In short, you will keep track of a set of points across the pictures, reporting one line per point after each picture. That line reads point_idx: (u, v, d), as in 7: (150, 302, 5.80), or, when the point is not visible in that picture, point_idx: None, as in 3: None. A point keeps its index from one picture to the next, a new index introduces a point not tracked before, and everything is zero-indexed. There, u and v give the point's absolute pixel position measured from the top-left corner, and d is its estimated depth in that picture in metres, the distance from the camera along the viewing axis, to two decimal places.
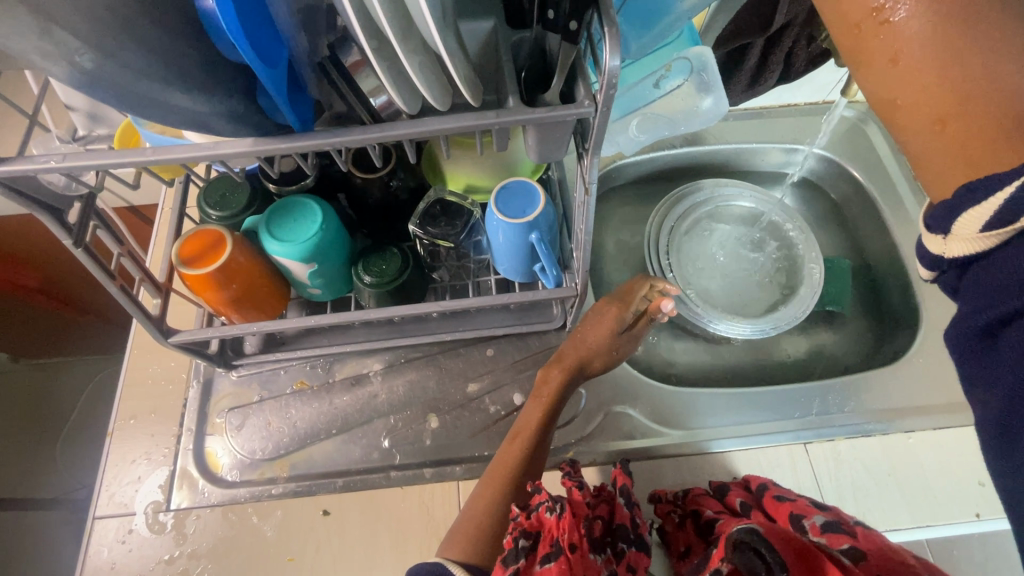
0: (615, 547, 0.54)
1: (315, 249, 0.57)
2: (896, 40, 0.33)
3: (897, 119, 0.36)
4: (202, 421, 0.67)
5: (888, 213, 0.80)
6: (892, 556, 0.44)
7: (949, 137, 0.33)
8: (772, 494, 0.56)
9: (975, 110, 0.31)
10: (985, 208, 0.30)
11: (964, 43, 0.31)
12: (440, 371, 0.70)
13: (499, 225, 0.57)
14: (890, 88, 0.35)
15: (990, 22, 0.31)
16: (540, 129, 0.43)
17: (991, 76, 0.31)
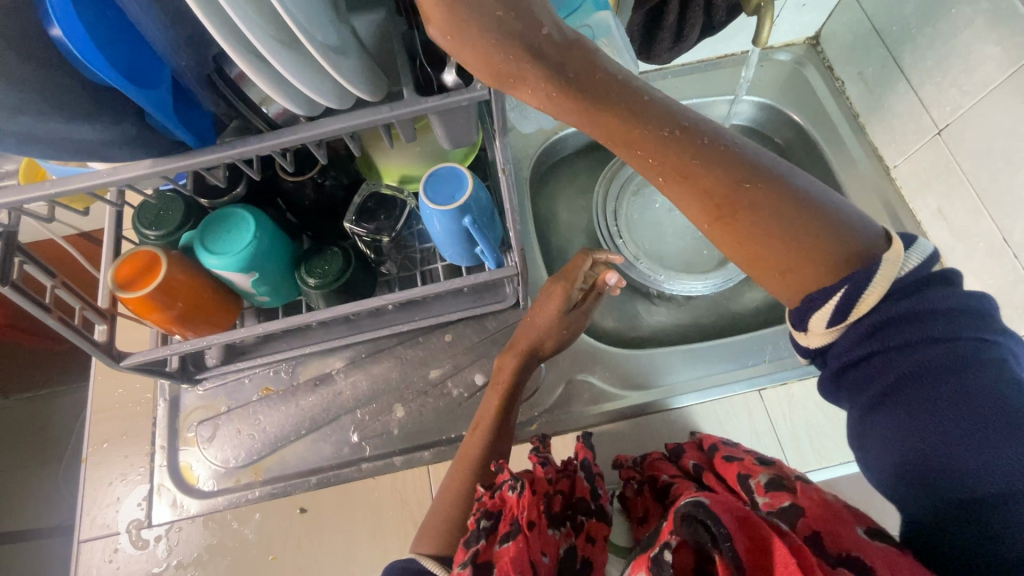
0: (575, 521, 0.56)
1: (251, 259, 0.58)
2: (754, 210, 0.38)
3: (724, 242, 0.40)
4: (173, 437, 0.68)
5: (830, 154, 0.81)
6: (831, 510, 0.42)
7: (790, 281, 0.39)
8: (722, 455, 0.56)
9: (805, 267, 0.38)
10: (828, 307, 0.38)
11: (793, 224, 0.38)
12: (401, 362, 0.71)
13: (430, 213, 0.57)
14: (728, 229, 0.39)
15: (790, 210, 0.38)
16: (442, 117, 0.43)
17: (800, 252, 0.38)
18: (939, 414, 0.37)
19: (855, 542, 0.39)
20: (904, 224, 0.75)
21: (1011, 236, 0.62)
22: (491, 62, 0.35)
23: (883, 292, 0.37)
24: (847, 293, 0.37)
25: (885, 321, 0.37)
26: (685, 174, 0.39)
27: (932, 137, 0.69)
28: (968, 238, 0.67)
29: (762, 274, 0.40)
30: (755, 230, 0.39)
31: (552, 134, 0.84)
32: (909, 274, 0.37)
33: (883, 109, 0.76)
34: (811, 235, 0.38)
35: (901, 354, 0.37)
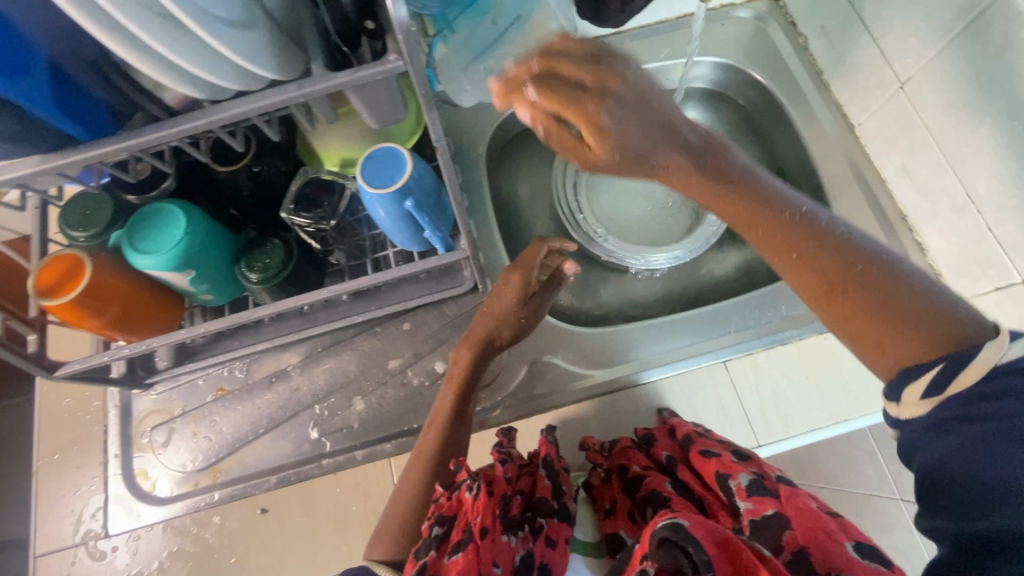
0: (534, 523, 0.53)
1: (186, 257, 0.54)
2: (859, 286, 0.38)
3: (833, 314, 0.39)
4: (127, 444, 0.66)
5: (795, 114, 0.79)
6: (818, 523, 0.43)
7: (890, 357, 0.37)
8: (698, 450, 0.55)
9: (903, 341, 0.36)
10: (927, 374, 0.36)
11: (897, 301, 0.37)
12: (359, 354, 0.69)
13: (369, 199, 0.54)
14: (828, 294, 0.39)
15: (900, 291, 0.37)
16: (361, 93, 0.40)
17: (907, 327, 0.36)
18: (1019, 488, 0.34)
19: (843, 561, 0.40)
20: (870, 184, 0.73)
21: (973, 190, 0.60)
22: (639, 151, 0.40)
23: (981, 372, 0.34)
24: (944, 368, 0.35)
25: (982, 395, 0.34)
26: (801, 249, 0.39)
27: (895, 91, 0.67)
28: (932, 194, 0.66)
29: (859, 342, 0.38)
30: (861, 304, 0.38)
31: (507, 108, 0.80)
32: (1012, 360, 0.34)
33: (846, 65, 0.74)
34: (920, 316, 0.36)
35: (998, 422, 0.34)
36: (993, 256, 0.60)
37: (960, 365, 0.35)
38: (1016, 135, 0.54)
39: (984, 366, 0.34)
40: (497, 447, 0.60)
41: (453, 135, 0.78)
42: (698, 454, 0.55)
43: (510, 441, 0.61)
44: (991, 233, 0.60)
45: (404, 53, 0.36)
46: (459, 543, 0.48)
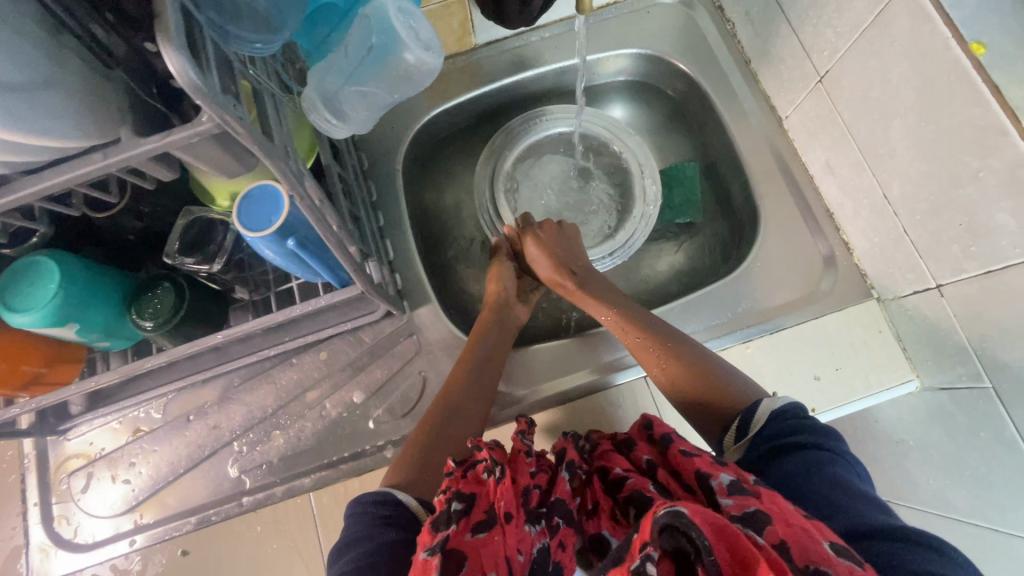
0: (550, 520, 0.50)
1: (65, 313, 0.51)
2: (678, 361, 0.61)
3: (668, 387, 0.61)
4: (46, 491, 0.65)
5: (722, 107, 0.75)
6: (798, 521, 0.41)
7: (710, 413, 0.57)
8: (679, 450, 0.54)
9: (723, 406, 0.56)
10: (730, 431, 0.54)
11: (705, 376, 0.59)
12: (276, 387, 0.67)
13: (250, 242, 0.51)
14: (681, 393, 0.60)
15: (711, 372, 0.59)
16: (190, 154, 0.37)
17: (718, 393, 0.57)
18: (833, 498, 0.45)
19: (820, 552, 0.38)
20: (797, 181, 0.71)
21: (890, 191, 0.58)
22: (579, 259, 0.72)
23: (764, 418, 0.53)
24: (743, 418, 0.54)
25: (773, 432, 0.52)
26: (634, 335, 0.64)
27: (815, 84, 0.64)
28: (854, 193, 0.63)
29: (700, 410, 0.58)
30: (681, 372, 0.60)
31: (424, 117, 0.77)
32: (780, 408, 0.53)
33: (771, 55, 0.70)
34: (718, 380, 0.58)
35: (799, 454, 0.48)
36: (911, 259, 0.59)
37: (752, 415, 0.53)
38: (924, 136, 0.52)
39: (772, 415, 0.53)
40: (516, 438, 0.61)
41: (366, 150, 0.75)
42: (679, 455, 0.54)
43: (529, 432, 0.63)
44: (907, 237, 0.58)
45: (204, 103, 0.32)
46: (483, 521, 0.48)
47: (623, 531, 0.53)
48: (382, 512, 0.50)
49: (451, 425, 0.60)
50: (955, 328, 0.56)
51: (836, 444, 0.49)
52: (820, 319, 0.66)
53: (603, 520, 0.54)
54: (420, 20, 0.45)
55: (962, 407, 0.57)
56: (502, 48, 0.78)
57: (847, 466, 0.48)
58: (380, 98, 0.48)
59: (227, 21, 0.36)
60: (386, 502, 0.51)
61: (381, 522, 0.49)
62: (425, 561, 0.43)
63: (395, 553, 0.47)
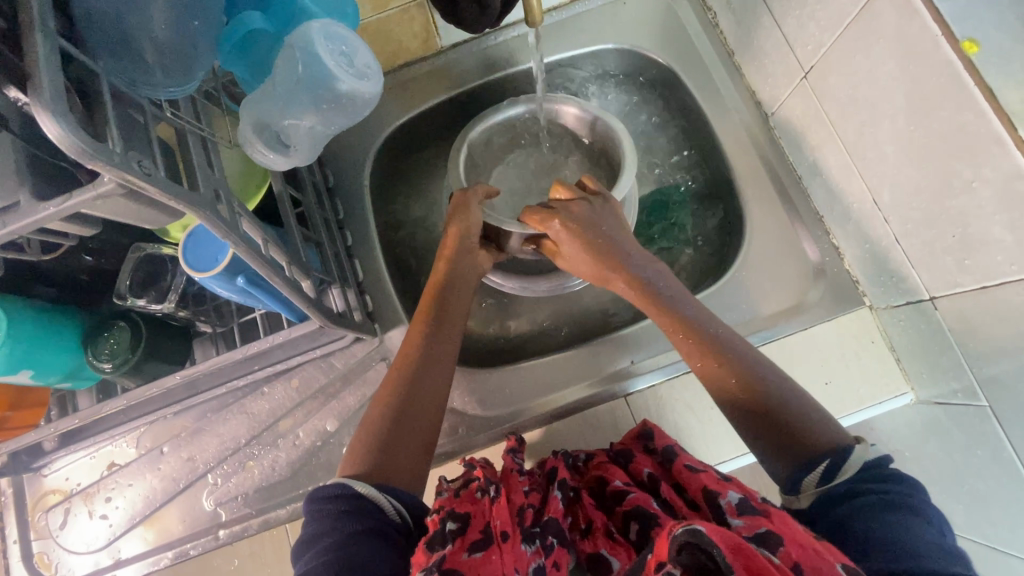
0: (544, 539, 0.47)
1: (16, 360, 0.49)
2: (757, 387, 0.47)
3: (738, 419, 0.48)
4: (25, 528, 0.65)
5: (704, 105, 0.71)
6: (810, 541, 0.38)
7: (785, 451, 0.44)
8: (682, 464, 0.53)
9: (802, 444, 0.44)
10: (816, 471, 0.43)
11: (789, 409, 0.46)
12: (249, 417, 0.66)
13: (201, 283, 0.49)
14: (753, 425, 0.46)
15: (793, 405, 0.46)
16: (105, 210, 0.33)
17: (801, 428, 0.44)
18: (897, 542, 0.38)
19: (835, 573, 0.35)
20: (784, 182, 0.67)
21: (879, 197, 0.54)
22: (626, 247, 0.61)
23: (854, 468, 0.42)
24: (830, 463, 0.42)
25: (863, 475, 0.42)
26: (709, 355, 0.50)
27: (800, 81, 0.59)
28: (843, 196, 0.60)
29: (777, 445, 0.45)
30: (765, 403, 0.46)
31: (391, 127, 0.74)
32: (870, 463, 0.43)
33: (753, 47, 0.65)
34: (803, 418, 0.45)
35: (869, 493, 0.41)
36: (903, 268, 0.55)
37: (841, 460, 0.42)
38: (914, 141, 0.47)
39: (857, 464, 0.43)
40: (508, 457, 0.60)
41: (331, 166, 0.72)
42: (683, 469, 0.52)
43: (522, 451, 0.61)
44: (899, 245, 0.54)
45: (102, 165, 0.29)
46: (480, 541, 0.47)
47: (623, 552, 0.49)
48: (337, 507, 0.44)
49: (415, 403, 0.53)
50: (949, 342, 0.53)
51: (912, 486, 0.42)
52: (808, 330, 0.63)
53: (601, 539, 0.51)
54: (351, 42, 0.42)
55: (958, 425, 0.54)
56: (470, 50, 0.74)
57: (922, 510, 0.41)
58: (321, 129, 0.45)
59: (135, 70, 0.34)
60: (343, 496, 0.45)
61: (341, 514, 0.44)
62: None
63: (352, 552, 0.42)
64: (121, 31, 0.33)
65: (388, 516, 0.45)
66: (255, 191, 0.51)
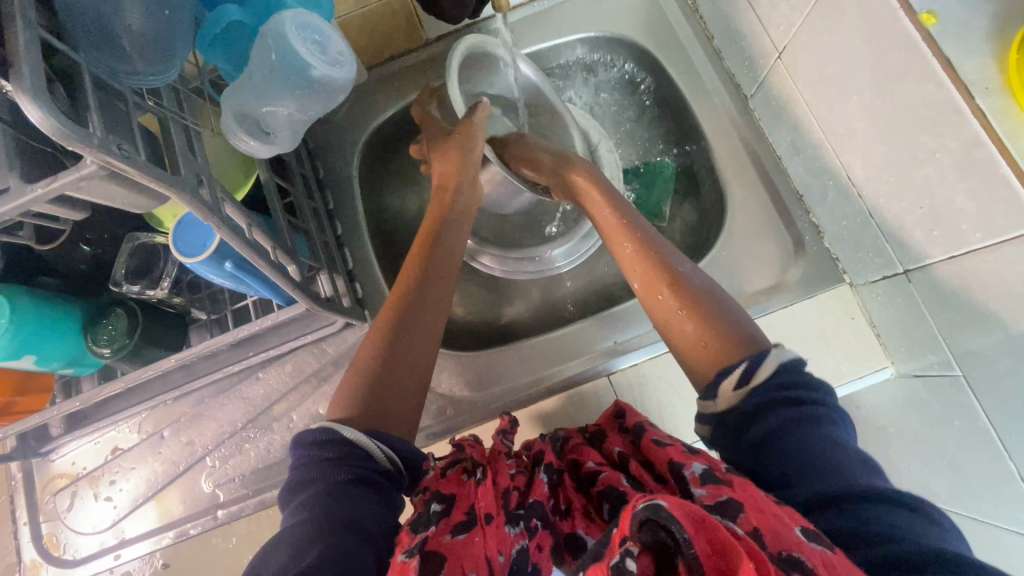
0: (527, 521, 0.46)
1: (20, 346, 0.52)
2: (683, 292, 0.51)
3: (670, 328, 0.51)
4: (34, 510, 0.68)
5: (686, 88, 0.72)
6: (771, 507, 0.36)
7: (709, 348, 0.48)
8: (651, 439, 0.52)
9: (720, 344, 0.48)
10: (734, 372, 0.45)
11: (707, 309, 0.49)
12: (244, 401, 0.68)
13: (191, 269, 0.51)
14: (685, 328, 0.50)
15: (710, 305, 0.50)
16: (91, 193, 0.35)
17: (720, 327, 0.48)
18: (811, 455, 0.40)
19: (794, 538, 0.33)
20: (763, 163, 0.68)
21: (853, 172, 0.55)
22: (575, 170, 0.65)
23: (771, 368, 0.44)
24: (747, 366, 0.44)
25: (778, 381, 0.44)
26: (643, 256, 0.55)
27: (775, 60, 0.60)
28: (819, 174, 0.60)
29: (702, 346, 0.48)
30: (690, 305, 0.50)
31: (378, 118, 0.75)
32: (791, 359, 0.45)
33: (730, 30, 0.66)
34: (722, 322, 0.49)
35: (784, 407, 0.42)
36: (877, 243, 0.56)
37: (756, 364, 0.44)
38: (881, 114, 0.48)
39: (773, 365, 0.44)
40: (498, 438, 0.60)
41: (321, 158, 0.74)
42: (651, 444, 0.52)
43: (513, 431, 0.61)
44: (872, 220, 0.55)
45: (83, 148, 0.31)
46: (464, 523, 0.45)
47: (598, 529, 0.50)
48: (327, 454, 0.45)
49: (402, 347, 0.52)
50: (923, 315, 0.53)
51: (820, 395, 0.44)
52: (787, 308, 0.64)
53: (578, 520, 0.51)
54: (326, 34, 0.44)
55: (935, 396, 0.55)
56: (455, 41, 0.75)
57: (837, 421, 0.43)
58: (299, 115, 0.47)
59: (116, 61, 0.36)
60: (331, 441, 0.45)
61: (333, 463, 0.44)
62: (403, 564, 0.40)
63: (343, 505, 0.42)
64: (101, 24, 0.35)
65: (377, 461, 0.45)
66: (242, 176, 0.52)
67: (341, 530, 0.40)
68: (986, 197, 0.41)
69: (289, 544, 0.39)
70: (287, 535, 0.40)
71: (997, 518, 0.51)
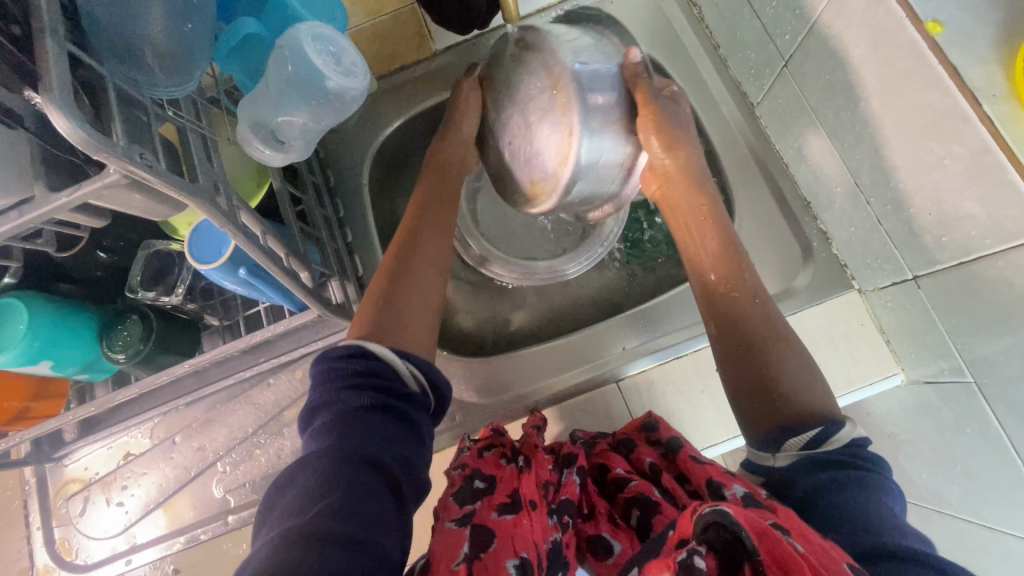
0: (560, 516, 0.49)
1: (40, 351, 0.53)
2: (772, 344, 0.51)
3: (751, 380, 0.50)
4: (47, 515, 0.68)
5: (692, 97, 0.73)
6: (812, 537, 0.36)
7: (785, 406, 0.47)
8: (687, 454, 0.53)
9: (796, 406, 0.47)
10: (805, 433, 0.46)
11: (788, 369, 0.50)
12: (255, 407, 0.69)
13: (205, 275, 0.52)
14: (767, 376, 0.49)
15: (792, 365, 0.50)
16: (112, 201, 0.36)
17: (803, 388, 0.48)
18: (865, 517, 0.41)
19: (840, 570, 0.33)
20: (770, 170, 0.68)
21: (860, 179, 0.55)
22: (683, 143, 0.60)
23: (843, 442, 0.45)
24: (823, 433, 0.45)
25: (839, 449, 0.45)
26: (728, 293, 0.54)
27: (782, 68, 0.60)
28: (826, 181, 0.61)
29: (781, 402, 0.48)
30: (774, 359, 0.50)
31: (389, 127, 0.77)
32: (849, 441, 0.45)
33: (736, 38, 0.67)
34: (805, 385, 0.49)
35: (836, 468, 0.44)
36: (886, 250, 0.56)
37: (830, 429, 0.45)
38: (888, 122, 0.49)
39: (845, 437, 0.45)
40: (532, 431, 0.61)
41: (332, 166, 0.75)
42: (688, 460, 0.52)
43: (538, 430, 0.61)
44: (881, 227, 0.55)
45: (107, 157, 0.32)
46: (508, 504, 0.49)
47: (624, 536, 0.52)
48: (348, 371, 0.45)
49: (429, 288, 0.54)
50: (933, 321, 0.53)
51: (882, 471, 0.44)
52: (796, 314, 0.64)
53: (603, 522, 0.53)
54: (338, 44, 0.45)
55: (947, 403, 0.55)
56: (466, 51, 0.77)
57: (894, 495, 0.43)
58: (313, 125, 0.48)
59: (136, 72, 0.37)
60: (356, 355, 0.45)
61: (351, 385, 0.44)
62: (455, 531, 0.46)
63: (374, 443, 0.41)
64: (125, 36, 0.37)
65: (402, 383, 0.46)
66: (253, 184, 0.53)
67: (365, 466, 0.40)
68: (995, 202, 0.42)
69: (315, 472, 0.39)
70: (313, 460, 0.40)
71: (1011, 527, 0.51)
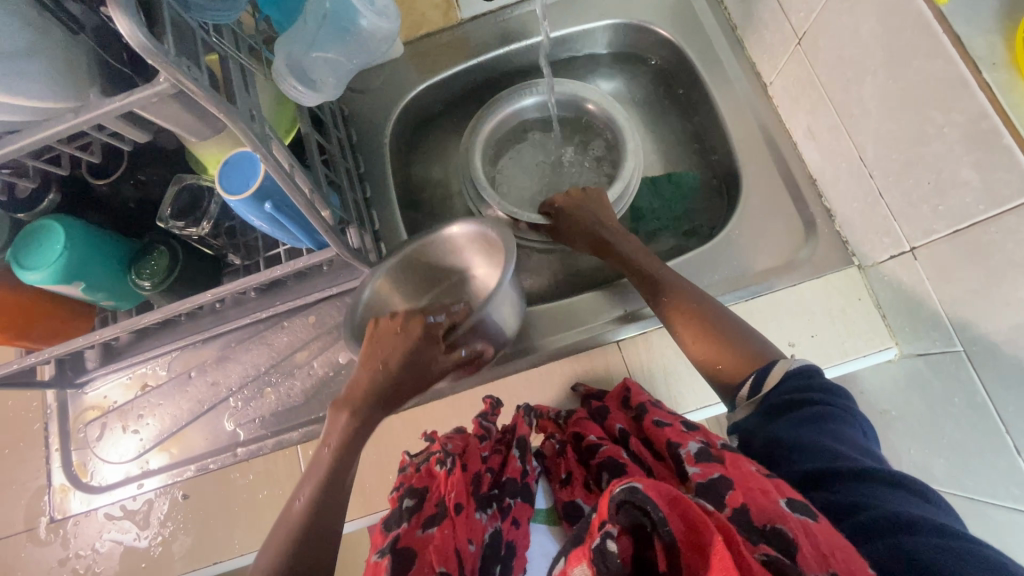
0: (501, 503, 0.55)
1: (71, 271, 0.55)
2: (696, 320, 0.56)
3: (688, 346, 0.56)
4: (66, 438, 0.72)
5: (707, 77, 0.75)
6: (756, 481, 0.39)
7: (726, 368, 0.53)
8: (651, 420, 0.54)
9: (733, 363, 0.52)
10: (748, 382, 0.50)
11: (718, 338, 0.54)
12: (269, 347, 0.72)
13: (233, 207, 0.54)
14: (705, 349, 0.54)
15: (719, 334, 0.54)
16: (155, 112, 0.39)
17: (735, 347, 0.53)
18: (828, 447, 0.43)
19: (780, 511, 0.37)
20: (779, 147, 0.70)
21: (864, 153, 0.57)
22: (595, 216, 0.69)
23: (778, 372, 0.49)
24: (755, 378, 0.50)
25: (794, 385, 0.48)
26: (665, 286, 0.60)
27: (795, 47, 0.63)
28: (832, 158, 0.63)
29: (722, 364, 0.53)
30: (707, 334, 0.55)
31: (412, 90, 0.79)
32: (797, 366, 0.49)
33: (754, 20, 0.69)
34: (734, 341, 0.53)
35: (798, 406, 0.46)
36: (886, 222, 0.58)
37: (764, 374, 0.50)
38: (892, 94, 0.50)
39: (782, 372, 0.49)
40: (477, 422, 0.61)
41: (355, 124, 0.78)
42: (651, 425, 0.53)
43: (495, 414, 0.63)
44: (882, 200, 0.57)
45: (161, 64, 0.35)
46: (433, 517, 0.50)
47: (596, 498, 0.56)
48: None
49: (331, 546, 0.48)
50: (927, 293, 0.55)
51: (838, 398, 0.47)
52: (797, 286, 0.66)
53: (577, 489, 0.57)
54: None
55: (935, 373, 0.56)
56: (491, 21, 0.80)
57: (847, 417, 0.46)
58: (342, 62, 0.52)
59: None
60: None
61: None
62: (375, 563, 0.47)
63: None
64: None
65: None
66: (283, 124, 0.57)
67: None
68: (989, 167, 0.44)
69: None
70: None
71: (992, 495, 0.52)
